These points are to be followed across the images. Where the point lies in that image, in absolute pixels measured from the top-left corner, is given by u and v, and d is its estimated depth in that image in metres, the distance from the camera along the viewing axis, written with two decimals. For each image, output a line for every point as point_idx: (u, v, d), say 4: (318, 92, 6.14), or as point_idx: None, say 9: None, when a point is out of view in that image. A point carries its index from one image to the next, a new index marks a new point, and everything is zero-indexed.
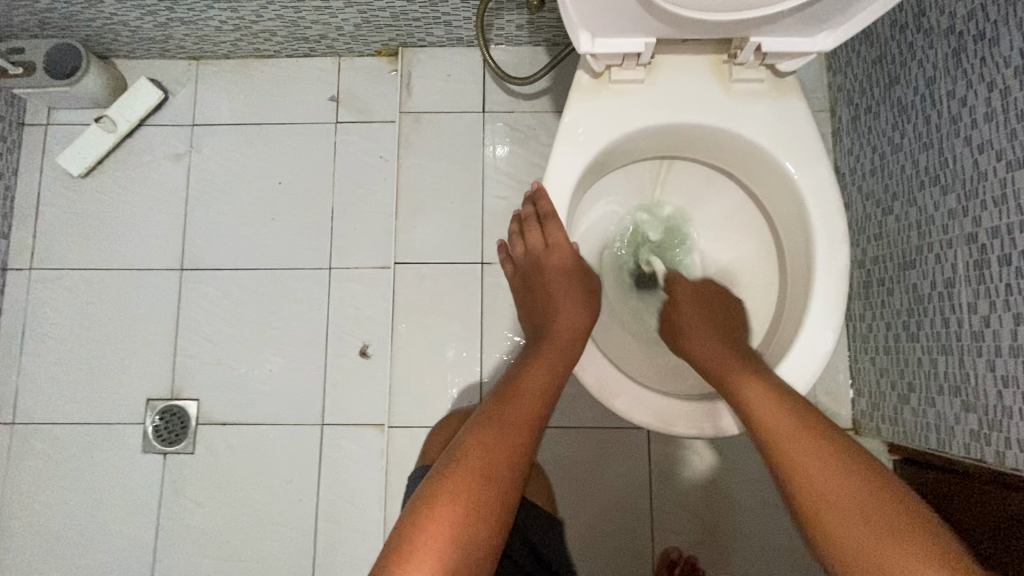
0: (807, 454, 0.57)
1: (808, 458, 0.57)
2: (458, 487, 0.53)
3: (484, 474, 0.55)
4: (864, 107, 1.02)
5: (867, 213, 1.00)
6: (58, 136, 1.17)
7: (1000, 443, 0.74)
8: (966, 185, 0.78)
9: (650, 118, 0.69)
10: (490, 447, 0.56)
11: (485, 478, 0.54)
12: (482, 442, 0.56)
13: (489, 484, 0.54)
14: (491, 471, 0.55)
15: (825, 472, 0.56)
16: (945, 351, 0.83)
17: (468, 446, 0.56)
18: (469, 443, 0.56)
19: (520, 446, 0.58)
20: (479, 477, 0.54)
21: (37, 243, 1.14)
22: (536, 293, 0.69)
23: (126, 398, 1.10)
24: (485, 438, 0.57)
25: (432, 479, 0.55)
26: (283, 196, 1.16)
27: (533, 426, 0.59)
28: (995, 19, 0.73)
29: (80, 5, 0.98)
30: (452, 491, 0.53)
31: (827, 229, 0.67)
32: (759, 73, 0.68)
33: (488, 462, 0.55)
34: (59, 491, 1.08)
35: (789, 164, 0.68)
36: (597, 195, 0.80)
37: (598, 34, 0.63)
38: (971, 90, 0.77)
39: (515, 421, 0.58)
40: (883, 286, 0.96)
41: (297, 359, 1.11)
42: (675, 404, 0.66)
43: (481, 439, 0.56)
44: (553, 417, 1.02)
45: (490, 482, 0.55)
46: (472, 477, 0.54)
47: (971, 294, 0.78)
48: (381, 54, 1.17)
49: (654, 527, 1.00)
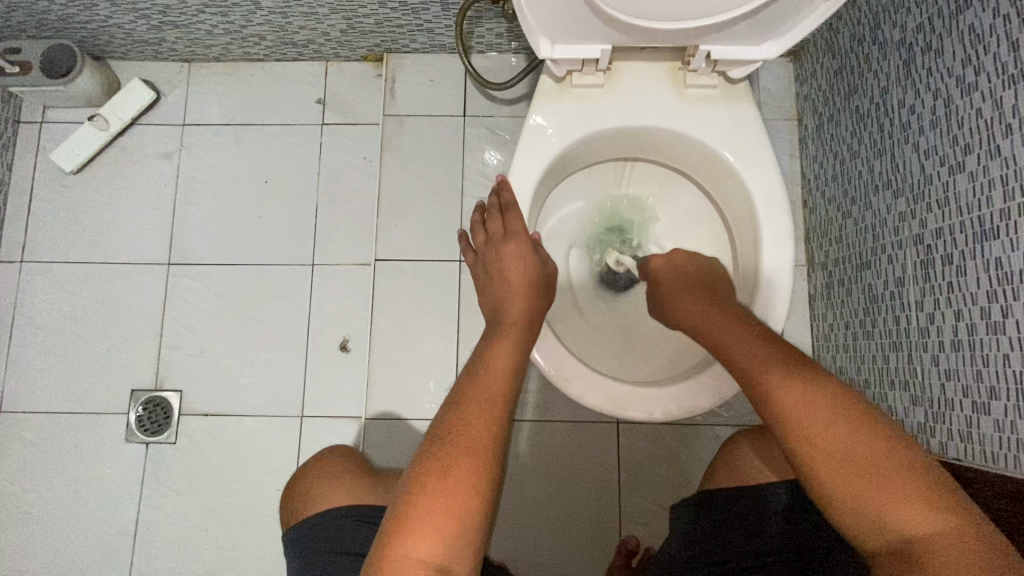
0: (844, 457, 0.50)
1: (849, 466, 0.50)
2: (444, 465, 0.54)
3: (467, 449, 0.55)
4: (827, 116, 1.06)
5: (829, 216, 1.05)
6: (52, 134, 1.20)
7: (944, 435, 0.78)
8: (915, 189, 0.82)
9: (609, 121, 0.74)
10: (468, 423, 0.57)
11: (472, 453, 0.55)
12: (461, 420, 0.57)
13: (474, 457, 0.55)
14: (473, 445, 0.55)
15: (839, 447, 0.51)
16: (896, 347, 0.87)
17: (448, 426, 0.57)
18: (447, 423, 0.57)
19: (501, 419, 0.58)
20: (462, 453, 0.55)
21: (28, 236, 1.17)
22: (493, 278, 0.70)
23: (111, 388, 1.13)
24: (463, 414, 0.57)
25: (417, 461, 0.55)
26: (269, 194, 1.19)
27: (508, 399, 0.60)
28: (939, 32, 0.77)
29: (76, 7, 1.02)
30: (438, 470, 0.54)
31: (773, 226, 0.71)
32: (711, 80, 0.73)
33: (467, 438, 0.56)
34: (42, 479, 1.10)
35: (739, 166, 0.73)
36: (564, 194, 0.85)
37: (557, 40, 0.68)
38: (918, 99, 0.82)
39: (491, 395, 0.59)
40: (843, 286, 1.01)
41: (279, 352, 1.14)
42: (629, 389, 0.70)
43: (460, 417, 0.57)
44: (525, 411, 1.05)
45: (475, 456, 0.55)
46: (457, 453, 0.55)
47: (917, 293, 0.82)
48: (367, 60, 1.22)
49: (621, 516, 1.03)
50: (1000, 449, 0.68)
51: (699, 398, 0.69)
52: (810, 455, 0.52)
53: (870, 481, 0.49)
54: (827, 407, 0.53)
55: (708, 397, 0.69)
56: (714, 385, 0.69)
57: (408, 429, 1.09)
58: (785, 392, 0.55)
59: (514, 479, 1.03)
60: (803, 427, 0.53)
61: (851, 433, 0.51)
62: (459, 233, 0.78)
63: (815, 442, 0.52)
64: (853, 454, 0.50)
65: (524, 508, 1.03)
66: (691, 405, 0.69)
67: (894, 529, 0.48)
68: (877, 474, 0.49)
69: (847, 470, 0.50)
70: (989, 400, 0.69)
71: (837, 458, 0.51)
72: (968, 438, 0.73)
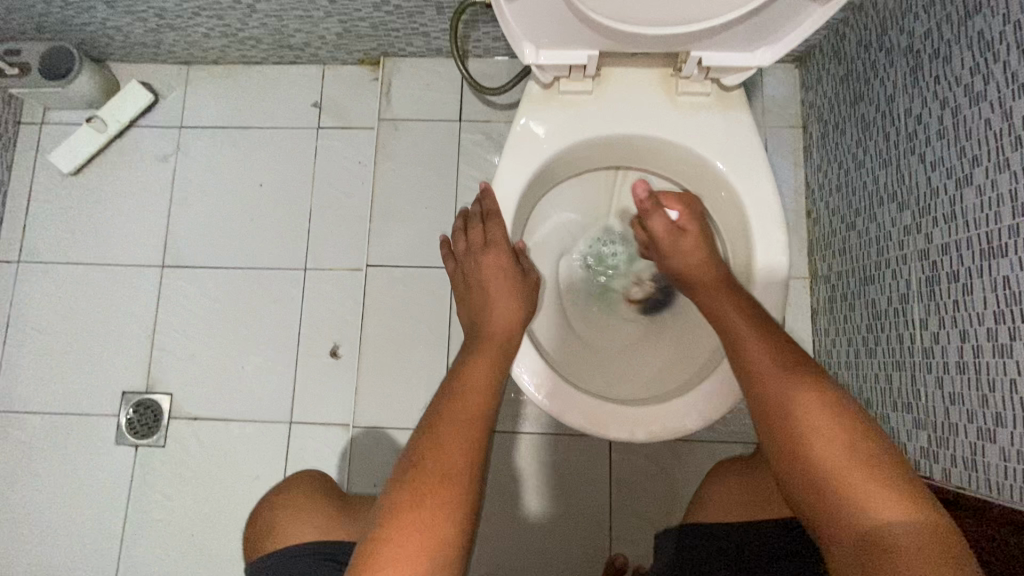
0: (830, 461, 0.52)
1: (834, 465, 0.51)
2: (418, 491, 0.52)
3: (443, 475, 0.53)
4: (831, 124, 1.03)
5: (833, 228, 1.01)
6: (52, 135, 1.21)
7: (947, 461, 0.74)
8: (920, 202, 0.79)
9: (598, 128, 0.72)
10: (443, 447, 0.54)
11: (447, 481, 0.53)
12: (436, 444, 0.55)
13: (450, 483, 0.53)
14: (449, 471, 0.53)
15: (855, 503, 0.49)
16: (899, 367, 0.83)
17: (422, 449, 0.55)
18: (422, 447, 0.55)
19: (478, 444, 0.56)
20: (438, 479, 0.52)
21: (26, 237, 1.18)
22: (472, 288, 0.70)
23: (103, 390, 1.13)
24: (438, 437, 0.55)
25: (389, 488, 0.53)
26: (263, 197, 1.19)
27: (485, 421, 0.58)
28: (947, 38, 0.74)
29: (74, 10, 1.03)
30: (411, 500, 0.51)
31: (766, 241, 0.70)
32: (704, 87, 0.71)
33: (443, 462, 0.53)
34: (33, 480, 1.10)
35: (732, 178, 0.71)
36: (553, 202, 0.83)
37: (542, 45, 0.66)
38: (925, 108, 0.78)
39: (468, 417, 0.57)
40: (845, 301, 0.97)
41: (269, 357, 1.13)
42: (611, 408, 0.68)
43: (436, 440, 0.55)
44: (515, 423, 1.03)
45: (451, 482, 0.53)
46: (432, 479, 0.52)
47: (922, 311, 0.78)
48: (364, 63, 1.21)
49: (612, 533, 1.00)
50: (1004, 479, 0.64)
51: (684, 418, 0.67)
52: (795, 446, 0.54)
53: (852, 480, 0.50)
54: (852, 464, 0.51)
55: (692, 417, 0.67)
56: (699, 406, 0.68)
57: (396, 439, 1.07)
58: (778, 383, 0.57)
59: (502, 491, 1.01)
60: (790, 419, 0.55)
61: (843, 444, 0.52)
62: (442, 240, 0.78)
63: (802, 435, 0.53)
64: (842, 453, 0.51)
65: (511, 522, 1.00)
66: (676, 426, 0.67)
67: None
68: (860, 475, 0.50)
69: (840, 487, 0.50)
70: (995, 426, 0.65)
71: (819, 455, 0.52)
72: (973, 466, 0.70)
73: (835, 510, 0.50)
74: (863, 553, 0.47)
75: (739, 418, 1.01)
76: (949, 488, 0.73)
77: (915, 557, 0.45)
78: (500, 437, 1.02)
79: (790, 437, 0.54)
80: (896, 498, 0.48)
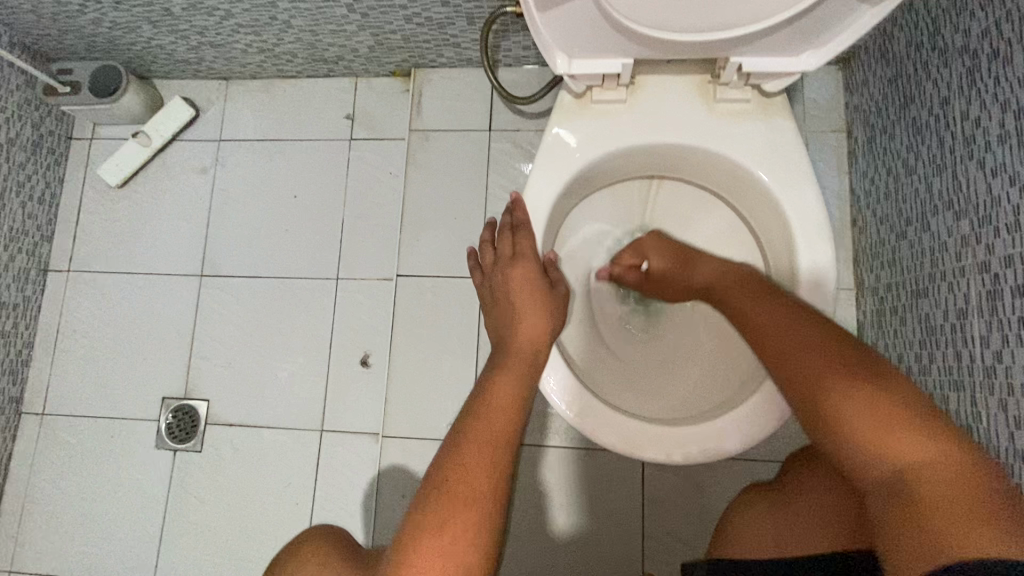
0: (828, 392, 0.52)
1: (824, 392, 0.52)
2: (441, 516, 0.51)
3: (466, 499, 0.52)
4: (879, 128, 0.98)
5: (881, 237, 0.96)
6: (100, 150, 1.26)
7: None
8: (979, 211, 0.74)
9: (631, 137, 0.70)
10: (467, 470, 0.53)
11: (472, 504, 0.52)
12: (460, 466, 0.53)
13: (472, 508, 0.51)
14: (471, 496, 0.52)
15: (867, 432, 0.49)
16: (957, 387, 0.78)
17: (444, 471, 0.54)
18: (444, 468, 0.53)
19: (504, 466, 0.55)
20: (460, 503, 0.51)
21: (76, 248, 1.23)
22: (498, 301, 0.68)
23: (145, 395, 1.17)
24: (462, 459, 0.54)
25: (410, 512, 0.52)
26: (297, 208, 1.21)
27: (511, 441, 0.57)
28: (1009, 36, 0.69)
29: (122, 30, 1.07)
30: (436, 524, 0.50)
31: (811, 252, 0.66)
32: (744, 93, 0.68)
33: (466, 486, 0.52)
34: (78, 480, 1.14)
35: (774, 187, 0.68)
36: (586, 212, 0.81)
37: (575, 55, 0.65)
38: (984, 111, 0.73)
39: (493, 438, 0.56)
40: (895, 314, 0.92)
41: (302, 365, 1.15)
42: (646, 428, 0.66)
43: (459, 462, 0.54)
44: (544, 436, 1.01)
45: (473, 505, 0.52)
46: (455, 503, 0.51)
47: (983, 327, 0.73)
48: (396, 75, 1.22)
49: (644, 552, 0.97)
50: None
51: (722, 440, 0.65)
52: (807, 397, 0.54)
53: (884, 433, 0.48)
54: (853, 392, 0.51)
55: (730, 440, 0.65)
56: (739, 427, 0.65)
57: (425, 449, 1.07)
58: (799, 354, 0.56)
59: (529, 506, 0.99)
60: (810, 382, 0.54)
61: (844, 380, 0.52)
62: (469, 250, 0.77)
63: (821, 398, 0.52)
64: (864, 411, 0.50)
65: (539, 538, 0.98)
66: (713, 448, 0.65)
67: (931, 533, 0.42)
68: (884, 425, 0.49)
69: (840, 415, 0.51)
70: None
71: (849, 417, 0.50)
72: None
73: (864, 461, 0.49)
74: (896, 502, 0.46)
75: (780, 436, 0.97)
76: None
77: (936, 499, 0.44)
78: (528, 450, 1.01)
79: (811, 399, 0.53)
80: (915, 438, 0.47)
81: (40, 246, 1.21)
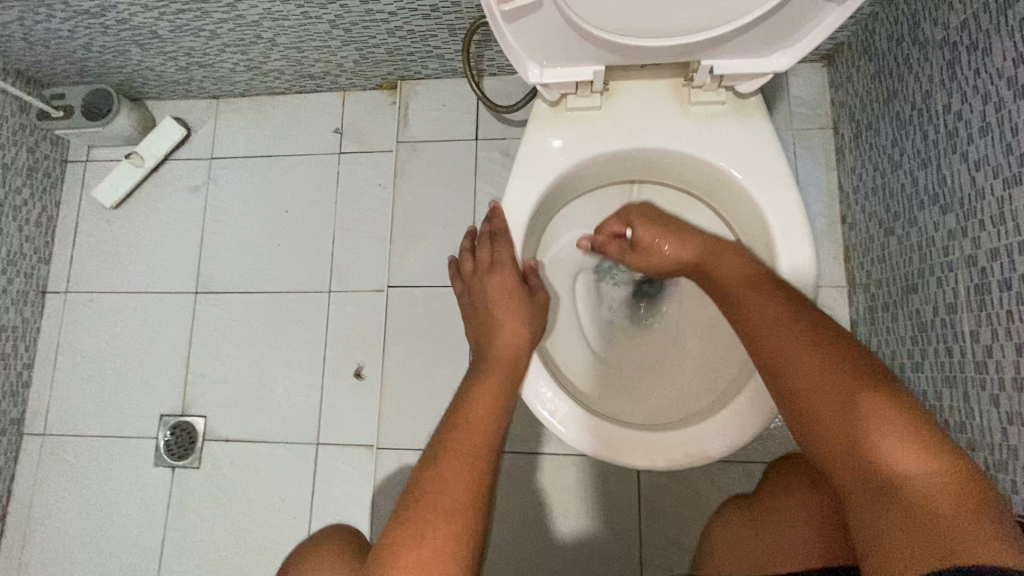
0: (830, 396, 0.51)
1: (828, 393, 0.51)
2: (420, 529, 0.51)
3: (445, 509, 0.52)
4: (864, 123, 0.97)
5: (871, 233, 0.95)
6: (95, 171, 1.28)
7: (1006, 486, 0.67)
8: (964, 204, 0.73)
9: (607, 143, 0.70)
10: (446, 481, 0.53)
11: (451, 515, 0.52)
12: (438, 476, 0.54)
13: (452, 519, 0.51)
14: (450, 508, 0.52)
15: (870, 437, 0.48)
16: (950, 383, 0.77)
17: (424, 483, 0.54)
18: (423, 481, 0.54)
19: (483, 477, 0.55)
20: (439, 516, 0.51)
21: (73, 269, 1.25)
22: (477, 308, 0.68)
23: (143, 413, 1.18)
24: (441, 472, 0.54)
25: (390, 526, 0.52)
26: (289, 223, 1.22)
27: (490, 452, 0.57)
28: (986, 29, 0.68)
29: (111, 54, 1.09)
30: (416, 537, 0.50)
31: (791, 250, 0.66)
32: (719, 95, 0.68)
33: (445, 498, 0.52)
34: (79, 499, 1.15)
35: (753, 187, 0.68)
36: (567, 219, 0.81)
37: (546, 64, 0.65)
38: (966, 104, 0.73)
39: (472, 448, 0.56)
40: (887, 311, 0.91)
41: (297, 379, 1.15)
42: (630, 435, 0.65)
43: (438, 474, 0.54)
44: (539, 444, 1.01)
45: (452, 517, 0.52)
46: (434, 514, 0.51)
47: (973, 322, 0.72)
48: (383, 88, 1.23)
49: (643, 559, 0.96)
50: None
51: (707, 443, 0.64)
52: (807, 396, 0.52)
53: (881, 436, 0.48)
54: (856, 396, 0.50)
55: (714, 442, 0.64)
56: (723, 429, 0.64)
57: None
58: (803, 352, 0.54)
59: (525, 516, 0.99)
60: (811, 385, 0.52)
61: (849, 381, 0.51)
62: (450, 260, 0.77)
63: (822, 399, 0.51)
64: (870, 415, 0.49)
65: (536, 548, 0.98)
66: (698, 452, 0.64)
67: (931, 540, 0.43)
68: (884, 434, 0.48)
69: (846, 418, 0.50)
70: None
71: (850, 421, 0.49)
72: None
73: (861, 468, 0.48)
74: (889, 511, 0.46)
75: (776, 437, 0.96)
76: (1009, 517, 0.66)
77: (935, 507, 0.44)
78: (523, 460, 1.00)
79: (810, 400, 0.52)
80: (914, 446, 0.47)
81: (38, 268, 1.22)
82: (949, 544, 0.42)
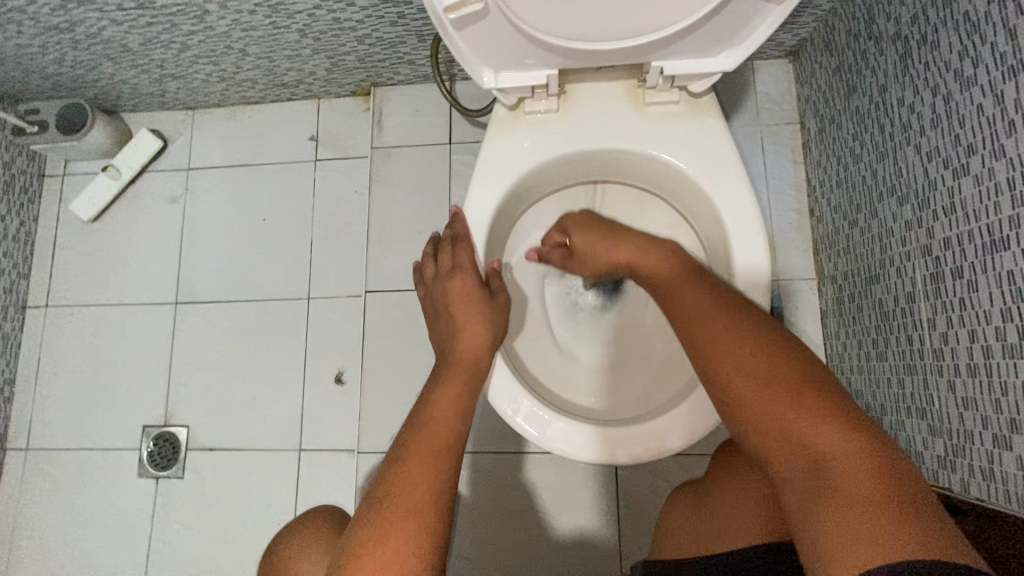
0: (764, 396, 0.52)
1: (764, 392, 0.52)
2: (384, 529, 0.52)
3: (408, 508, 0.53)
4: (828, 118, 0.99)
5: (836, 225, 0.97)
6: (73, 185, 1.29)
7: (965, 471, 0.69)
8: (919, 195, 0.74)
9: (566, 146, 0.72)
10: (409, 481, 0.54)
11: (414, 515, 0.53)
12: (401, 477, 0.55)
13: (415, 518, 0.52)
14: (413, 507, 0.53)
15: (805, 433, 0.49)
16: (911, 371, 0.78)
17: (388, 483, 0.55)
18: (387, 481, 0.55)
19: (446, 476, 0.56)
20: (402, 515, 0.52)
21: (53, 283, 1.25)
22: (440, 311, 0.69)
23: (126, 424, 1.18)
24: (403, 472, 0.55)
25: (356, 525, 0.53)
26: (266, 231, 1.22)
27: (453, 451, 0.58)
28: (935, 22, 0.70)
29: (84, 69, 1.10)
30: (379, 537, 0.51)
31: (745, 246, 0.67)
32: (673, 95, 0.70)
33: (408, 497, 0.53)
34: (64, 512, 1.16)
35: (707, 185, 0.69)
36: (532, 221, 0.82)
37: (501, 68, 0.66)
38: (918, 97, 0.74)
39: (435, 448, 0.57)
40: (853, 302, 0.93)
41: (278, 386, 1.16)
42: (591, 432, 0.67)
43: (401, 474, 0.55)
44: (517, 442, 1.02)
45: (416, 516, 0.53)
46: (397, 514, 0.52)
47: (930, 310, 0.73)
48: (357, 94, 1.24)
49: (621, 553, 0.97)
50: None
51: (666, 437, 0.65)
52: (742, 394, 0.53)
53: (815, 432, 0.49)
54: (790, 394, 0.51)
55: (674, 436, 0.65)
56: (682, 424, 0.66)
57: None
58: (739, 350, 0.54)
59: (504, 516, 1.00)
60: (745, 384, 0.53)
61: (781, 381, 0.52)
62: (415, 264, 0.78)
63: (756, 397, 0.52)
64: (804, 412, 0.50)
65: (516, 547, 0.99)
66: (658, 447, 0.65)
67: (865, 533, 0.43)
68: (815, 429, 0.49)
69: (781, 415, 0.50)
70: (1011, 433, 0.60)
71: (786, 416, 0.50)
72: (990, 477, 0.65)
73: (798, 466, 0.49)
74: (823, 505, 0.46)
75: None
76: (968, 500, 0.68)
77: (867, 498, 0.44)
78: (500, 459, 1.01)
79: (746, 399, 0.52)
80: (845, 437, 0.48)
81: (17, 283, 1.22)
82: (883, 536, 0.42)
